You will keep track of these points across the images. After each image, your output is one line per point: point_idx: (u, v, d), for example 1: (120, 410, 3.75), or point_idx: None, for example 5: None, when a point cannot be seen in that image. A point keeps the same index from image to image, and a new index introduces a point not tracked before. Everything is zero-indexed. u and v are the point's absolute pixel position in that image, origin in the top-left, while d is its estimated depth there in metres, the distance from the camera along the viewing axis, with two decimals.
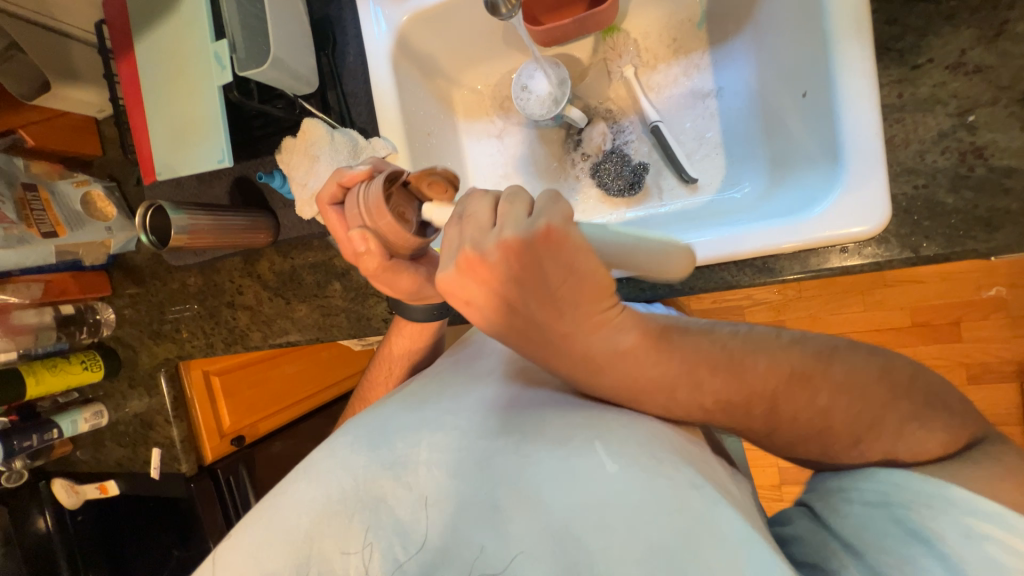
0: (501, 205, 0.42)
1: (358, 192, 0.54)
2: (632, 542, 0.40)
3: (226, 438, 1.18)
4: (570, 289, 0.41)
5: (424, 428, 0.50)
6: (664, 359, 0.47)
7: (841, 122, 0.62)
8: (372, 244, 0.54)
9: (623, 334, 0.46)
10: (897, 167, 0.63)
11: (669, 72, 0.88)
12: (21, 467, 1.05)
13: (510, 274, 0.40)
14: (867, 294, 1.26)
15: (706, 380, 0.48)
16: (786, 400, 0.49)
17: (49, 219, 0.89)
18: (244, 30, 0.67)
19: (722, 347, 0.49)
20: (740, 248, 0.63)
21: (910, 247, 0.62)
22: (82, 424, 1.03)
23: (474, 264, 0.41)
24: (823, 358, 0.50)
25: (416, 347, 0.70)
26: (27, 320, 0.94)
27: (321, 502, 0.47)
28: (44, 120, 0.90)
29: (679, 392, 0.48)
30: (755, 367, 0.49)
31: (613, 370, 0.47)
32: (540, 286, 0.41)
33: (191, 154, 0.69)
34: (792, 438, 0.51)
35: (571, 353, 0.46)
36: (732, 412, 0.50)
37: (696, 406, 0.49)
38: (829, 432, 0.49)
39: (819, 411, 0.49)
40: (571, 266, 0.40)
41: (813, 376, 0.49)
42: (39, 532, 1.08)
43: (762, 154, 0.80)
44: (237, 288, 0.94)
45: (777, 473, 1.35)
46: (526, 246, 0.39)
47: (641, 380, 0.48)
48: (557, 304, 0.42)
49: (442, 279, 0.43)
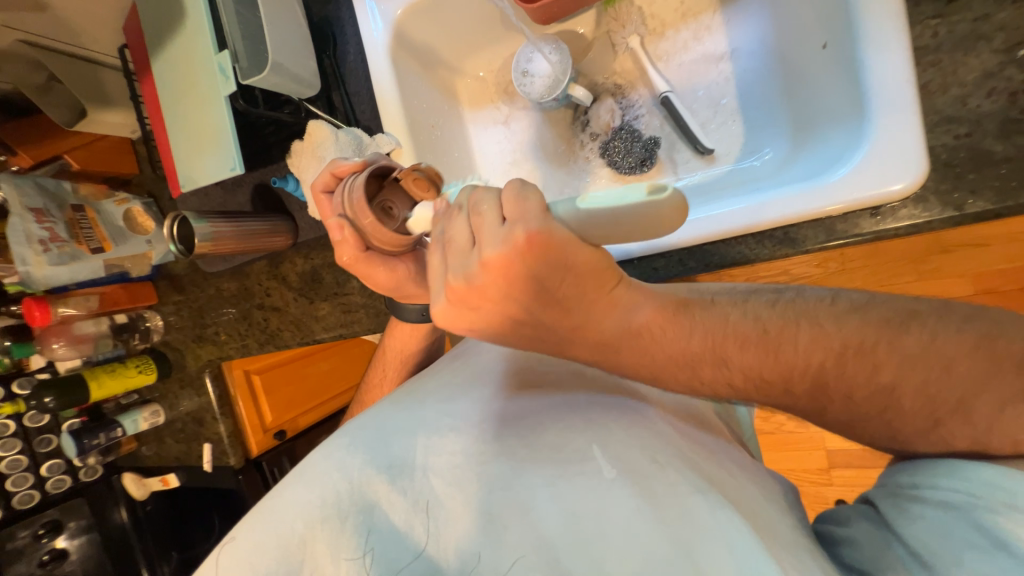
0: (473, 222, 0.40)
1: (347, 184, 0.55)
2: (629, 548, 0.41)
3: (269, 433, 1.24)
4: (572, 289, 0.40)
5: (422, 430, 0.51)
6: (686, 332, 0.44)
7: (867, 70, 0.56)
8: (347, 233, 0.56)
9: (636, 309, 0.42)
10: (934, 116, 0.57)
11: (678, 38, 0.83)
12: (96, 463, 1.15)
13: (503, 292, 0.40)
14: (921, 263, 1.15)
15: (733, 355, 0.44)
16: (837, 374, 0.43)
17: (96, 236, 0.97)
18: (245, 39, 0.69)
19: (756, 320, 0.44)
20: (761, 218, 0.59)
21: (953, 205, 0.56)
22: (141, 422, 1.12)
23: (465, 293, 0.41)
24: (893, 324, 0.42)
25: (409, 351, 0.73)
26: (86, 329, 1.04)
27: (315, 505, 0.48)
28: (84, 145, 0.97)
29: (704, 369, 0.45)
30: (794, 343, 0.43)
31: (631, 351, 0.44)
32: (539, 295, 0.40)
33: (208, 164, 0.72)
34: (846, 418, 0.44)
35: (588, 340, 0.43)
36: (770, 390, 0.45)
37: (723, 384, 0.45)
38: (891, 411, 0.42)
39: (883, 386, 0.42)
40: (564, 266, 0.39)
41: (873, 347, 0.42)
42: (118, 523, 1.19)
43: (783, 116, 0.75)
44: (265, 291, 0.99)
45: (825, 456, 1.27)
46: (509, 260, 0.38)
47: (663, 357, 0.44)
48: (560, 301, 0.41)
49: (439, 313, 0.43)
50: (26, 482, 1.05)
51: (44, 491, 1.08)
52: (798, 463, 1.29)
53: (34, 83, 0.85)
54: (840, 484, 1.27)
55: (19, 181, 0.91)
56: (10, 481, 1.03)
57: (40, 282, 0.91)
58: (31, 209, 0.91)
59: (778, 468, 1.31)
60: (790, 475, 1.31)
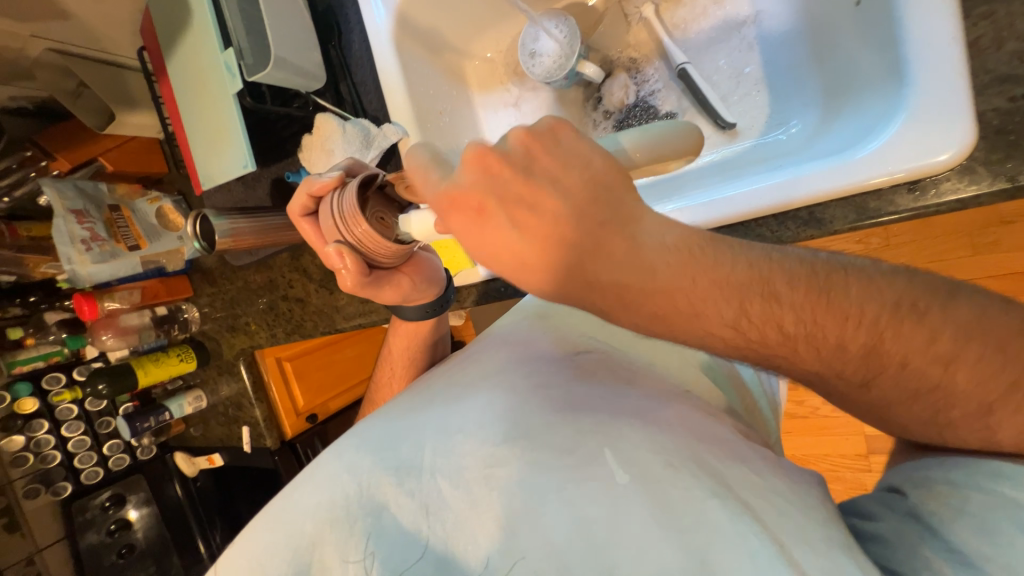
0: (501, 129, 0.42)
1: (332, 202, 0.54)
2: (642, 553, 0.40)
3: (302, 416, 1.31)
4: (596, 186, 0.38)
5: (431, 431, 0.51)
6: (729, 267, 0.38)
7: (904, 28, 0.50)
8: (349, 260, 0.55)
9: (668, 231, 0.38)
10: (985, 76, 0.51)
11: (696, 3, 0.77)
12: (150, 442, 1.24)
13: (527, 174, 0.38)
14: (975, 236, 1.05)
15: (784, 292, 0.38)
16: (894, 333, 0.38)
17: (132, 234, 1.02)
18: (249, 34, 0.70)
19: (807, 264, 0.39)
20: (786, 197, 0.55)
21: (1006, 175, 0.50)
22: (186, 407, 1.19)
23: (480, 165, 0.38)
24: (942, 292, 0.38)
25: (414, 346, 0.74)
26: (131, 321, 1.10)
27: (323, 507, 0.50)
28: (118, 146, 1.01)
29: (751, 306, 0.37)
30: (847, 291, 0.38)
31: (665, 275, 0.37)
32: (563, 180, 0.38)
33: (223, 162, 0.74)
34: (894, 391, 0.39)
35: (610, 250, 0.37)
36: (821, 346, 0.38)
37: (772, 332, 0.38)
38: (945, 385, 0.38)
39: (938, 355, 0.38)
40: (589, 157, 0.38)
41: (926, 308, 0.38)
42: (174, 497, 1.30)
43: (814, 84, 0.69)
44: (288, 282, 1.02)
45: (863, 441, 1.21)
46: (535, 136, 0.38)
47: (696, 281, 0.37)
48: (592, 194, 0.38)
49: (450, 189, 0.39)
50: (91, 460, 1.15)
51: (107, 468, 1.18)
52: (834, 448, 1.25)
53: (66, 89, 0.89)
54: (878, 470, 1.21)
55: (60, 185, 0.95)
56: (77, 459, 1.14)
57: (84, 279, 0.96)
58: (73, 211, 0.95)
59: (811, 453, 1.26)
60: (825, 460, 1.26)
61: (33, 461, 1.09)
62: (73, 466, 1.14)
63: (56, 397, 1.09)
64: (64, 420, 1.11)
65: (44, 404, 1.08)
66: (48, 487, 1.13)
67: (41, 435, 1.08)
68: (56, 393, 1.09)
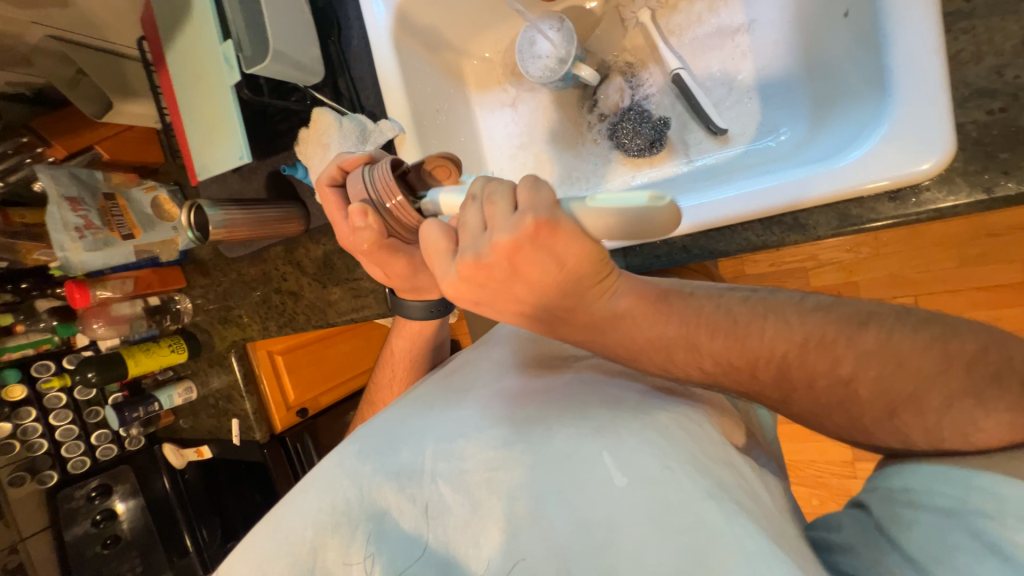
0: (488, 205, 0.41)
1: (362, 172, 0.57)
2: (642, 552, 0.39)
3: (292, 410, 1.30)
4: (571, 281, 0.42)
5: (432, 437, 0.50)
6: (662, 320, 0.45)
7: (889, 42, 0.52)
8: (371, 220, 0.55)
9: (621, 296, 0.44)
10: (964, 89, 0.52)
11: (692, 10, 0.78)
12: (139, 433, 1.24)
13: (510, 273, 0.41)
14: (962, 248, 1.07)
15: (704, 342, 0.45)
16: (800, 366, 0.43)
17: (127, 223, 1.02)
18: (248, 27, 0.71)
19: (727, 311, 0.45)
20: (770, 202, 0.56)
21: (983, 187, 0.51)
22: (176, 398, 1.18)
23: (473, 270, 0.42)
24: (853, 321, 0.42)
25: (416, 347, 0.75)
26: (123, 310, 1.10)
27: (325, 513, 0.49)
28: (116, 134, 1.01)
29: (677, 353, 0.45)
30: (759, 332, 0.43)
31: (613, 334, 0.45)
32: (540, 278, 0.41)
33: (219, 153, 0.75)
34: (810, 406, 0.44)
35: (575, 320, 0.45)
36: (736, 376, 0.45)
37: (693, 370, 0.46)
38: (850, 401, 0.42)
39: (841, 378, 0.42)
40: (565, 257, 0.40)
41: (833, 340, 0.42)
42: (161, 490, 1.28)
43: (806, 92, 0.71)
44: (282, 276, 1.02)
45: (850, 448, 1.23)
46: (518, 245, 0.39)
47: (640, 340, 0.45)
48: (563, 288, 0.42)
49: (451, 284, 0.44)
50: (78, 449, 1.14)
51: (94, 457, 1.17)
52: (820, 454, 1.26)
53: (64, 77, 0.89)
54: (863, 477, 1.23)
55: (55, 172, 0.95)
56: (65, 448, 1.13)
57: (76, 267, 0.96)
58: (67, 198, 0.95)
59: (797, 460, 1.27)
60: (811, 466, 1.27)
61: (19, 449, 1.08)
62: (61, 455, 1.13)
63: (45, 384, 1.08)
64: (51, 408, 1.10)
65: (32, 391, 1.07)
66: (35, 475, 1.12)
67: (29, 423, 1.07)
68: (44, 380, 1.08)
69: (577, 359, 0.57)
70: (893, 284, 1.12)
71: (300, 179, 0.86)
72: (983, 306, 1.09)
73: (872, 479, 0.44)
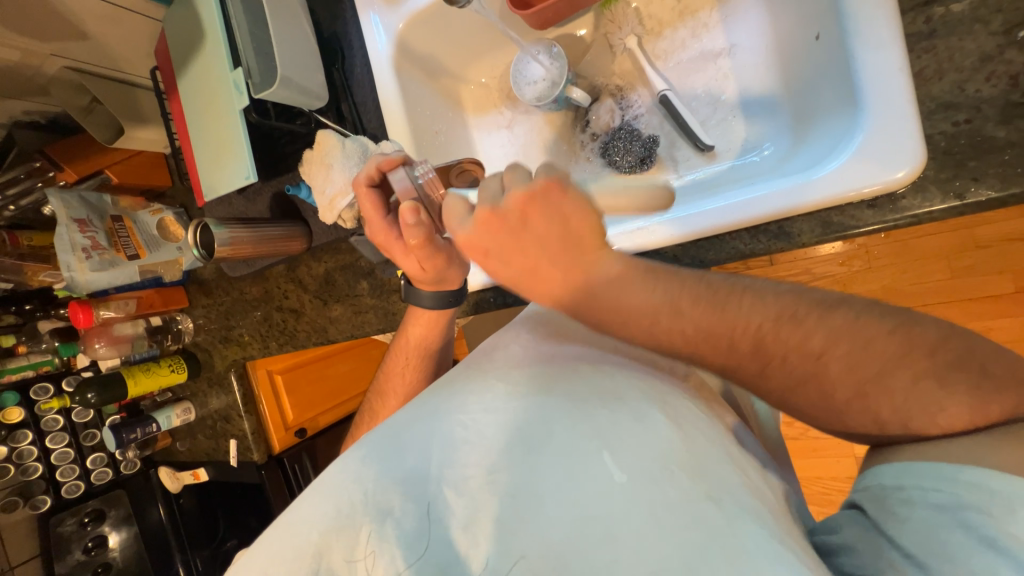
0: (507, 174, 0.48)
1: (405, 173, 0.63)
2: (641, 552, 0.38)
3: (291, 430, 1.29)
4: (570, 240, 0.46)
5: (434, 440, 0.47)
6: (650, 285, 0.46)
7: (857, 60, 0.56)
8: (422, 217, 0.60)
9: (615, 262, 0.47)
10: (930, 103, 0.56)
11: (676, 36, 0.83)
12: (134, 456, 1.22)
13: (519, 221, 0.46)
14: (953, 260, 1.09)
15: (687, 309, 0.45)
16: (773, 339, 0.43)
17: (133, 244, 1.04)
18: (258, 57, 0.75)
19: (710, 285, 0.47)
20: (754, 212, 0.58)
21: (954, 193, 0.54)
22: (174, 419, 1.18)
23: (489, 217, 0.46)
24: (822, 304, 0.43)
25: (428, 335, 0.75)
26: (125, 330, 1.11)
27: (331, 515, 0.46)
28: (125, 159, 1.04)
29: (662, 320, 0.45)
30: (739, 305, 0.45)
31: (602, 299, 0.46)
32: (547, 230, 0.46)
33: (226, 174, 0.78)
34: (786, 382, 0.44)
35: (572, 278, 0.47)
36: (717, 350, 0.45)
37: (677, 339, 0.45)
38: (825, 378, 0.42)
39: (811, 353, 0.42)
40: (569, 213, 0.45)
41: (803, 316, 0.43)
42: (156, 520, 1.25)
43: (788, 109, 0.74)
44: (284, 293, 1.04)
45: (855, 463, 1.22)
46: (531, 196, 0.45)
47: (628, 305, 0.46)
48: (567, 244, 0.46)
49: (465, 234, 0.48)
50: (73, 473, 1.12)
51: (88, 482, 1.15)
52: (825, 470, 1.25)
53: (78, 105, 0.93)
54: None
55: (65, 196, 0.98)
56: (59, 471, 1.11)
57: (82, 286, 0.97)
58: (76, 220, 0.97)
59: (802, 476, 1.26)
60: (818, 483, 1.25)
61: (13, 473, 1.06)
62: (54, 478, 1.11)
63: (43, 406, 1.08)
64: (48, 431, 1.09)
65: (30, 413, 1.07)
66: (27, 501, 1.10)
67: (25, 445, 1.06)
68: (43, 402, 1.08)
69: (582, 352, 0.53)
70: (886, 295, 1.13)
71: (303, 198, 0.88)
72: (977, 316, 1.10)
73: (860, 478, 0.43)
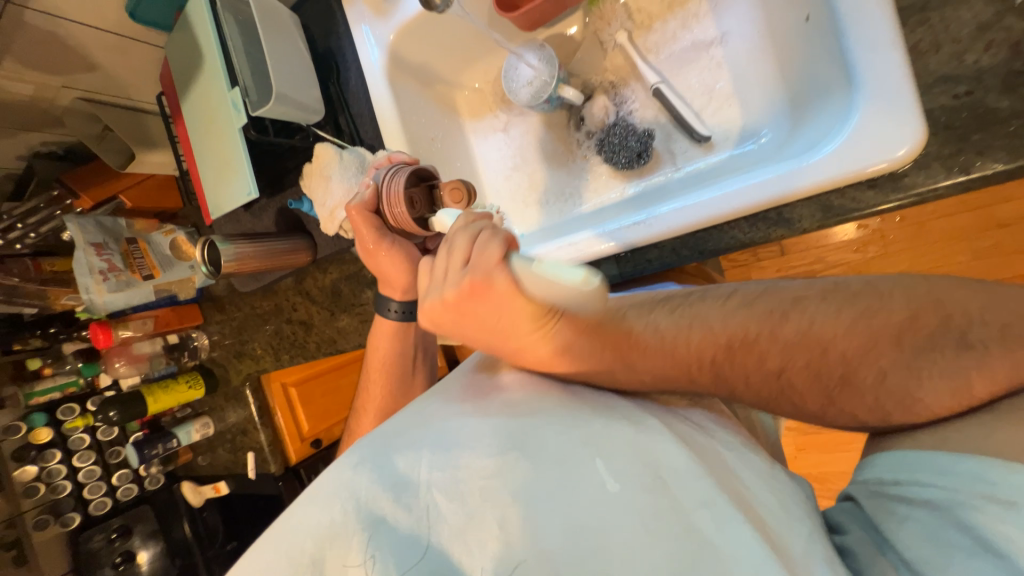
0: (444, 257, 0.51)
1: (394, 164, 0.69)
2: (633, 557, 0.38)
3: (305, 441, 1.32)
4: (510, 328, 0.48)
5: (426, 444, 0.47)
6: (598, 347, 0.48)
7: (846, 41, 0.55)
8: (369, 188, 0.68)
9: (561, 333, 0.48)
10: (928, 77, 0.54)
11: (666, 28, 0.82)
12: (157, 472, 1.25)
13: (458, 319, 0.50)
14: (974, 241, 1.05)
15: (638, 361, 0.48)
16: (728, 365, 0.47)
17: (147, 264, 1.07)
18: (254, 76, 0.77)
19: (654, 328, 0.49)
20: (748, 202, 0.57)
21: (958, 168, 0.52)
22: (195, 433, 1.22)
23: (433, 316, 0.51)
24: (774, 316, 0.46)
25: (397, 349, 0.76)
26: (143, 348, 1.15)
27: (325, 525, 0.46)
28: (134, 183, 1.07)
29: (620, 374, 0.49)
30: (686, 342, 0.48)
31: (563, 368, 0.50)
32: (485, 323, 0.49)
33: (230, 190, 0.79)
34: (752, 401, 0.48)
35: (532, 356, 0.50)
36: (678, 384, 0.48)
37: (638, 386, 0.49)
38: (787, 392, 0.45)
39: (771, 371, 0.46)
40: (500, 307, 0.47)
41: (755, 338, 0.46)
42: (183, 536, 1.23)
43: (784, 94, 0.72)
44: (292, 306, 1.05)
45: None
46: (460, 300, 0.48)
47: (585, 369, 0.49)
48: (508, 334, 0.49)
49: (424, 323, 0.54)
50: (99, 490, 1.16)
51: (115, 498, 1.19)
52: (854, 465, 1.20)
53: (91, 133, 0.97)
54: None
55: (82, 220, 1.01)
56: (87, 489, 1.15)
57: (99, 307, 1.01)
58: (92, 244, 1.01)
59: (829, 470, 1.22)
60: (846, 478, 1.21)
61: (44, 491, 1.11)
62: (83, 495, 1.15)
63: (70, 426, 1.13)
64: (75, 449, 1.13)
65: (57, 433, 1.11)
66: (58, 518, 1.13)
67: (53, 464, 1.10)
68: (69, 422, 1.12)
69: None
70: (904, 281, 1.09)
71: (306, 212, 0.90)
72: None
73: (857, 471, 0.44)
